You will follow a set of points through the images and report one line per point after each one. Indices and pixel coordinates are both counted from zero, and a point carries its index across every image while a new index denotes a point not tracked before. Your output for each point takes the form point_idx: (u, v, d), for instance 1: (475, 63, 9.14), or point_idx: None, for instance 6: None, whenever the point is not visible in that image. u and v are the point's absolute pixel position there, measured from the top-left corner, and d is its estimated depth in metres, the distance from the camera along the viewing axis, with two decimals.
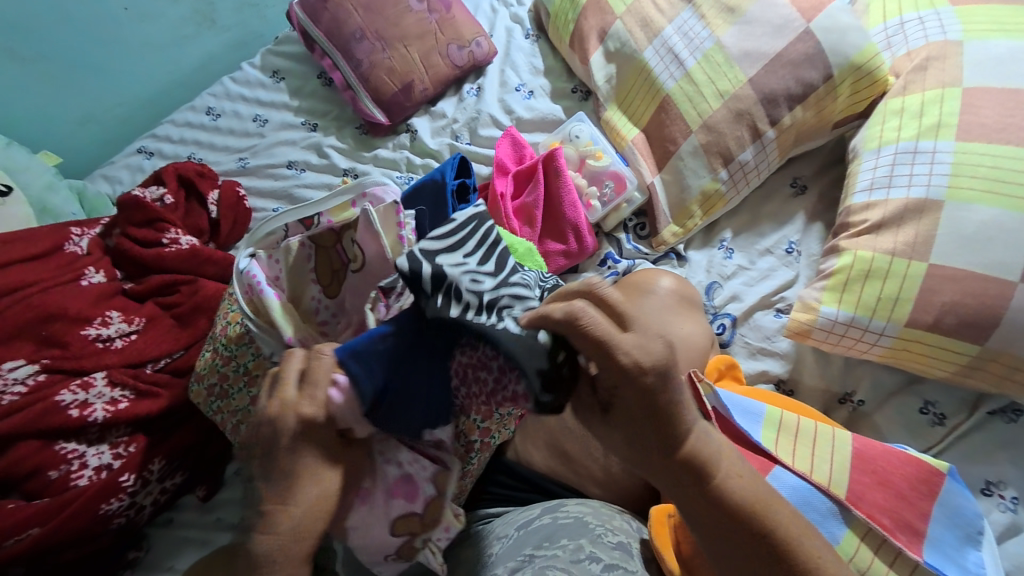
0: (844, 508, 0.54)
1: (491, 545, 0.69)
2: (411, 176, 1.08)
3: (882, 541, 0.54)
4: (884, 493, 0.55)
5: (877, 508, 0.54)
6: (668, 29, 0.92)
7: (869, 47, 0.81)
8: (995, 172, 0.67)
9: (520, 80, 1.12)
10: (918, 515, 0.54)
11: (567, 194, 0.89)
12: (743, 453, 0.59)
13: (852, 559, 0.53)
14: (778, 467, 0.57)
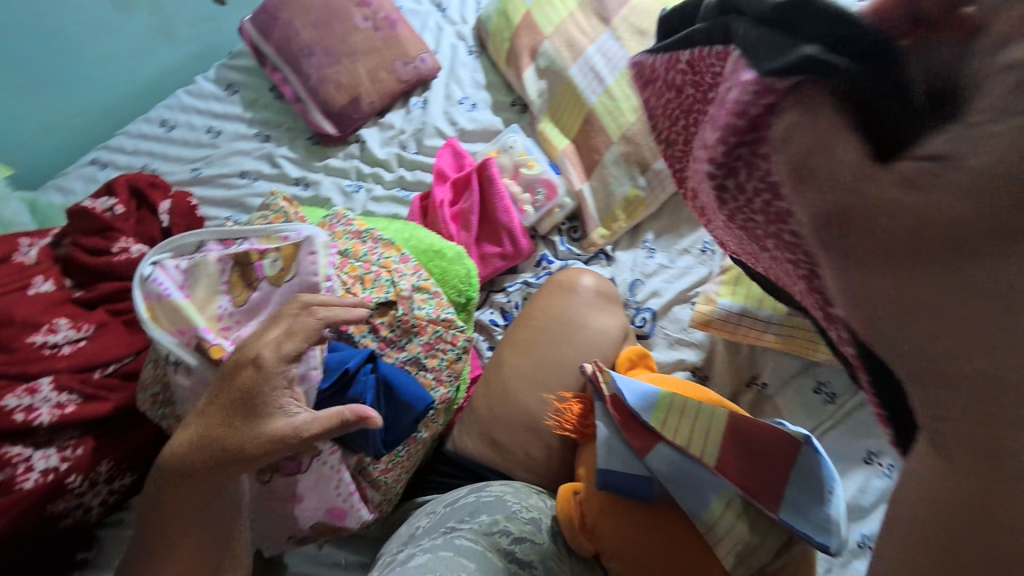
0: (713, 475, 0.61)
1: (421, 519, 0.76)
2: (361, 184, 1.14)
3: (746, 503, 0.60)
4: (749, 461, 0.62)
5: (742, 475, 0.61)
6: (590, 49, 1.01)
7: None
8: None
9: (464, 93, 1.19)
10: (777, 479, 0.60)
11: (500, 200, 0.96)
12: (633, 431, 0.66)
13: (718, 520, 0.60)
14: (661, 443, 0.64)
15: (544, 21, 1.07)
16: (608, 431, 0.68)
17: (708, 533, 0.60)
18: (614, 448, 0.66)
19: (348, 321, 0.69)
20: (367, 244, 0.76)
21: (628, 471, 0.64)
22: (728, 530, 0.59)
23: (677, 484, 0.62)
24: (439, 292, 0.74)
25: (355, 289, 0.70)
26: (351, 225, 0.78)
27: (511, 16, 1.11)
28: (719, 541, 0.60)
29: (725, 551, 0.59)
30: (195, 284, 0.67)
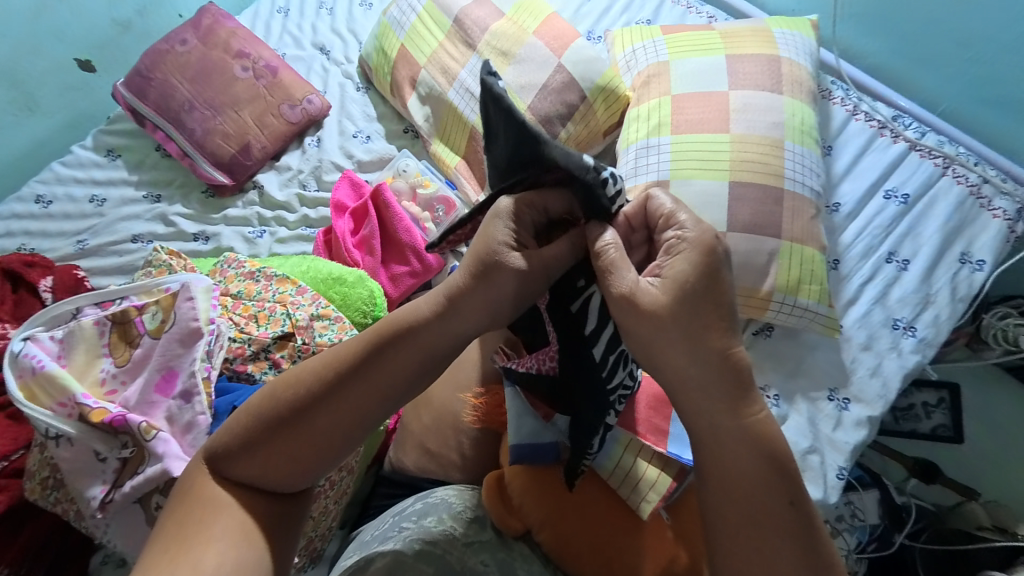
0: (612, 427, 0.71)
1: (368, 535, 0.76)
2: (264, 229, 1.13)
3: (640, 446, 0.71)
4: (639, 408, 0.73)
5: (634, 421, 0.72)
6: (463, 74, 1.10)
7: (609, 72, 1.03)
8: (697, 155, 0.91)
9: (357, 127, 1.23)
10: (662, 417, 0.73)
11: (400, 221, 1.00)
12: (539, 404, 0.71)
13: (617, 464, 0.70)
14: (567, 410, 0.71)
15: (419, 53, 1.16)
16: (521, 412, 0.70)
17: (611, 476, 0.70)
18: (530, 424, 0.70)
19: (246, 361, 0.71)
20: (261, 282, 0.77)
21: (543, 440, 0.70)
22: (629, 470, 0.70)
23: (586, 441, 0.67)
24: (341, 316, 0.76)
25: (250, 328, 0.72)
26: (243, 266, 0.80)
27: (388, 52, 1.19)
28: (621, 481, 0.70)
29: (626, 489, 0.70)
30: (74, 350, 0.65)
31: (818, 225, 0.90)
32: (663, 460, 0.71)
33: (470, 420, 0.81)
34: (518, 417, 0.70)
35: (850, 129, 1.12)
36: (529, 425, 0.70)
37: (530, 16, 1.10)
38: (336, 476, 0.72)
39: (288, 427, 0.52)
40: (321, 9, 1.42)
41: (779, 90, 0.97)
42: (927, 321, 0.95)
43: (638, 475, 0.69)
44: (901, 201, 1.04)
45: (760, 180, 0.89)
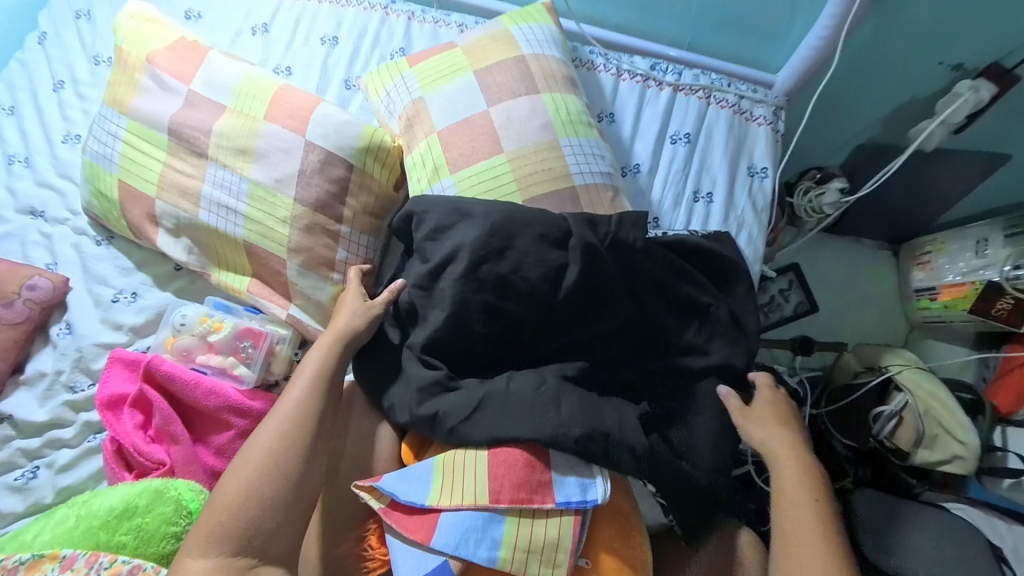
0: (494, 509, 0.65)
1: None
2: (37, 463, 0.89)
3: (532, 511, 0.65)
4: (515, 473, 0.66)
5: (516, 489, 0.65)
6: (206, 187, 0.91)
7: (366, 128, 0.90)
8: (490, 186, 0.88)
9: (114, 289, 0.99)
10: (538, 470, 0.66)
11: (196, 388, 0.82)
12: (415, 525, 0.66)
13: (516, 546, 0.63)
14: (442, 515, 0.65)
15: (143, 182, 0.93)
16: (399, 540, 0.66)
17: (517, 563, 0.63)
18: (410, 553, 0.65)
19: None
20: None
21: (428, 566, 0.63)
22: (529, 545, 0.63)
23: (467, 544, 0.63)
24: (139, 561, 0.62)
25: None
26: None
27: (108, 194, 0.95)
28: (528, 560, 0.63)
29: (537, 566, 0.63)
30: None
31: (621, 203, 0.91)
32: (560, 515, 0.65)
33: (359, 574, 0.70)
34: (398, 548, 0.66)
35: (622, 91, 1.12)
36: (419, 555, 0.65)
37: (255, 97, 0.92)
38: None
39: (260, 508, 0.61)
40: (12, 164, 1.09)
41: (534, 89, 0.94)
42: (746, 241, 1.02)
43: (538, 541, 0.63)
44: (686, 141, 1.07)
45: (549, 188, 0.88)
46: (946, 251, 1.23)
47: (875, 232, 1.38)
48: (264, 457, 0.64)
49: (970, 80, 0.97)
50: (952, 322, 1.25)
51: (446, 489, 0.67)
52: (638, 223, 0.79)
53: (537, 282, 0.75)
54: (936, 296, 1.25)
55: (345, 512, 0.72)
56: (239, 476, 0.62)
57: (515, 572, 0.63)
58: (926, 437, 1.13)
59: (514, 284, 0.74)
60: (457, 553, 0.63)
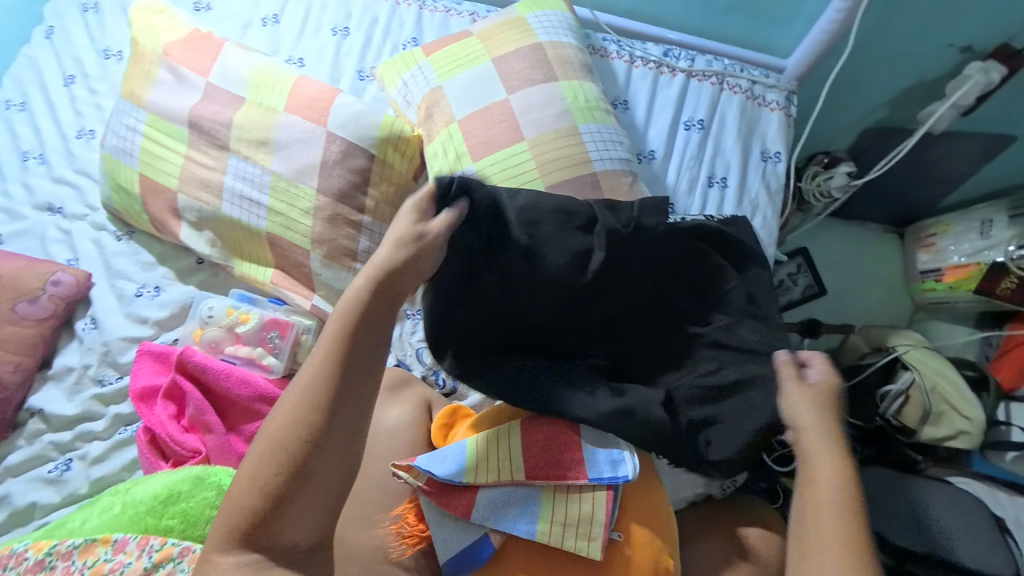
0: (530, 485, 0.69)
1: None
2: (68, 457, 0.90)
3: (566, 487, 0.69)
4: (548, 450, 0.70)
5: (549, 466, 0.69)
6: (229, 180, 0.93)
7: (386, 118, 0.91)
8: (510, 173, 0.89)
9: (136, 283, 1.00)
10: (570, 448, 0.70)
11: (227, 377, 0.83)
12: (453, 502, 0.69)
13: (552, 520, 0.66)
14: (480, 492, 0.69)
15: (165, 177, 0.95)
16: (439, 518, 0.69)
17: (554, 536, 0.65)
18: (451, 529, 0.68)
19: None
20: (58, 568, 0.61)
21: (469, 540, 0.67)
22: (564, 519, 0.66)
23: (507, 518, 0.67)
24: (188, 545, 0.64)
25: None
26: (26, 559, 0.62)
27: (130, 188, 0.97)
28: (565, 533, 0.65)
29: (573, 538, 0.65)
30: None
31: (637, 189, 0.92)
32: (592, 490, 0.68)
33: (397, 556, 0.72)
34: (439, 525, 0.69)
35: (633, 78, 1.13)
36: (458, 532, 0.68)
37: (273, 90, 0.93)
38: None
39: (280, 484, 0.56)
40: (26, 161, 1.09)
41: (550, 78, 0.94)
42: (759, 225, 1.04)
43: (573, 514, 0.66)
44: (699, 127, 1.09)
45: (568, 174, 0.89)
46: (951, 232, 1.25)
47: (881, 215, 1.40)
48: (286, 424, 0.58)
49: (978, 62, 0.99)
50: (956, 303, 1.28)
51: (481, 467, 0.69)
52: (657, 207, 0.80)
53: (562, 266, 0.75)
54: (941, 277, 1.27)
55: (382, 494, 0.75)
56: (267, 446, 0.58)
57: (552, 545, 0.65)
58: (932, 414, 1.16)
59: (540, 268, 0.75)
60: (499, 528, 0.67)
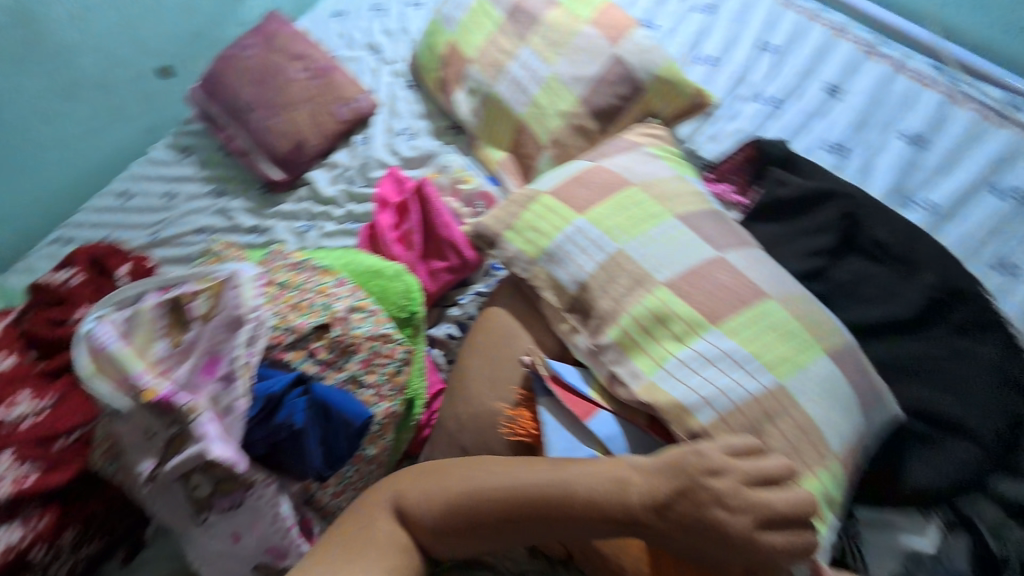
0: (655, 439, 0.64)
1: None
2: (312, 223, 1.18)
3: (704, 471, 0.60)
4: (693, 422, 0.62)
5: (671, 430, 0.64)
6: (512, 64, 1.07)
7: (669, 63, 0.97)
8: (676, 329, 0.63)
9: (403, 125, 1.25)
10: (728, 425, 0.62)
11: (440, 216, 0.98)
12: (573, 402, 0.67)
13: None
14: (603, 411, 0.65)
15: (466, 47, 1.14)
16: (555, 423, 0.66)
17: None
18: (563, 436, 0.65)
19: (285, 348, 0.70)
20: (304, 273, 0.79)
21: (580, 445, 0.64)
22: None
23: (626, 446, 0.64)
24: (377, 309, 0.76)
25: (290, 316, 0.72)
26: (290, 257, 0.82)
27: (437, 48, 1.19)
28: None
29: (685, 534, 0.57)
30: (135, 331, 0.67)
31: (835, 220, 0.90)
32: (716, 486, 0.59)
33: (501, 437, 0.72)
34: (552, 427, 0.66)
35: (950, 118, 0.98)
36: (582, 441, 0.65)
37: (588, 5, 1.04)
38: (379, 430, 0.70)
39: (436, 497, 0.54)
40: (377, 13, 1.45)
41: (845, 112, 1.04)
42: None
43: None
44: (1016, 199, 0.90)
45: (694, 207, 0.80)
46: None
47: None
48: (464, 496, 0.52)
49: None
50: None
51: (638, 354, 0.64)
52: (871, 274, 0.87)
53: (815, 228, 0.90)
54: None
55: (508, 373, 0.76)
56: (475, 472, 0.54)
57: None
58: None
59: (792, 205, 0.92)
60: (607, 446, 0.63)
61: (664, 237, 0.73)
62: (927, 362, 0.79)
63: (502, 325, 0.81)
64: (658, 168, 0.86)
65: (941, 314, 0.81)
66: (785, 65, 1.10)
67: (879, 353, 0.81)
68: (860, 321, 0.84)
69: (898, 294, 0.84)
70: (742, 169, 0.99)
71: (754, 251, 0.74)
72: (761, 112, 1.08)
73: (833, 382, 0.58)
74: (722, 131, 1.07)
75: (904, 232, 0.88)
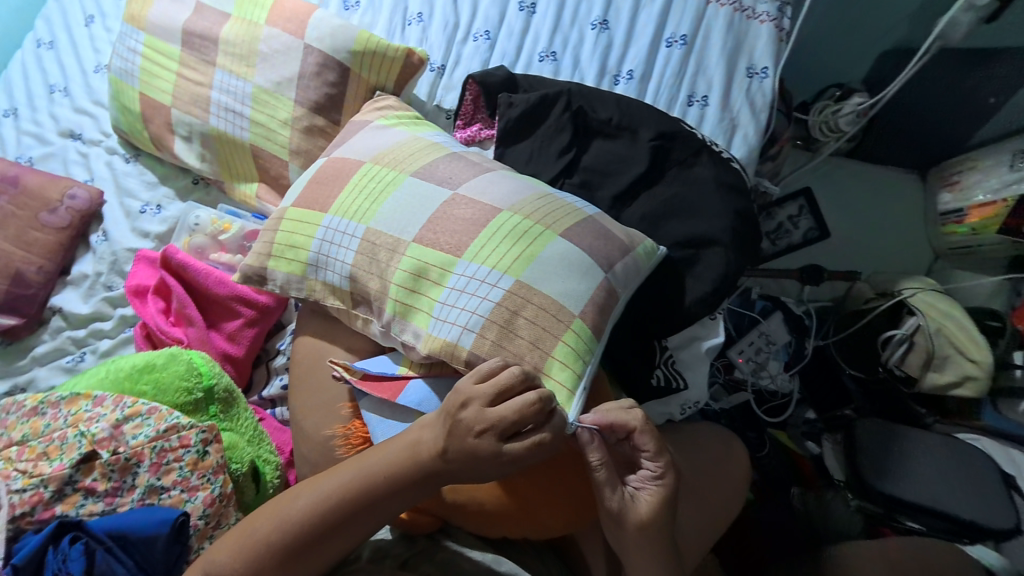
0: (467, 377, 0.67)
1: None
2: (84, 350, 1.01)
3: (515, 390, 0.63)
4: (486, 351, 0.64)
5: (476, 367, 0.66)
6: (214, 94, 0.98)
7: (361, 35, 0.94)
8: (433, 277, 0.67)
9: (141, 201, 1.11)
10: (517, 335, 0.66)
11: (208, 276, 0.90)
12: (383, 390, 0.67)
13: None
14: (412, 381, 0.67)
15: (159, 94, 1.02)
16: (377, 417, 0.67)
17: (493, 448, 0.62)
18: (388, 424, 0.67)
19: (50, 503, 0.62)
20: (48, 414, 0.68)
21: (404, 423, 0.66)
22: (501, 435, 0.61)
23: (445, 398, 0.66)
24: (155, 406, 0.68)
25: (39, 468, 0.63)
26: (24, 405, 0.69)
27: (131, 108, 1.05)
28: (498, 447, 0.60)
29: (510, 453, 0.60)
30: None
31: (567, 114, 0.99)
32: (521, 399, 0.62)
33: (342, 457, 0.71)
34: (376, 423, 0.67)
35: None
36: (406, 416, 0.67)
37: (259, 7, 0.98)
38: (212, 520, 0.66)
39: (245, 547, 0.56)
40: (54, 93, 1.23)
41: (544, 19, 1.11)
42: (739, 143, 1.04)
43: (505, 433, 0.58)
44: (682, 43, 1.08)
45: (430, 154, 0.80)
46: (979, 168, 1.14)
47: (906, 157, 1.28)
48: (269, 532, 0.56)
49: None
50: (981, 247, 1.16)
51: (414, 315, 0.67)
52: (608, 148, 0.98)
53: (552, 129, 0.99)
54: (965, 218, 1.16)
55: (326, 396, 0.73)
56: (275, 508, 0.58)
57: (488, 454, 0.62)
58: (936, 360, 1.03)
59: (527, 118, 1.00)
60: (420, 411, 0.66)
61: (404, 199, 0.74)
62: (670, 198, 0.93)
63: (306, 354, 0.78)
64: (394, 137, 0.84)
65: (668, 155, 0.96)
66: None
67: (637, 208, 0.94)
68: (615, 188, 0.95)
69: (633, 155, 0.96)
70: (476, 105, 1.06)
71: (494, 172, 0.76)
72: (479, 48, 1.12)
73: (566, 266, 0.66)
74: (454, 78, 1.11)
75: (618, 102, 1.00)
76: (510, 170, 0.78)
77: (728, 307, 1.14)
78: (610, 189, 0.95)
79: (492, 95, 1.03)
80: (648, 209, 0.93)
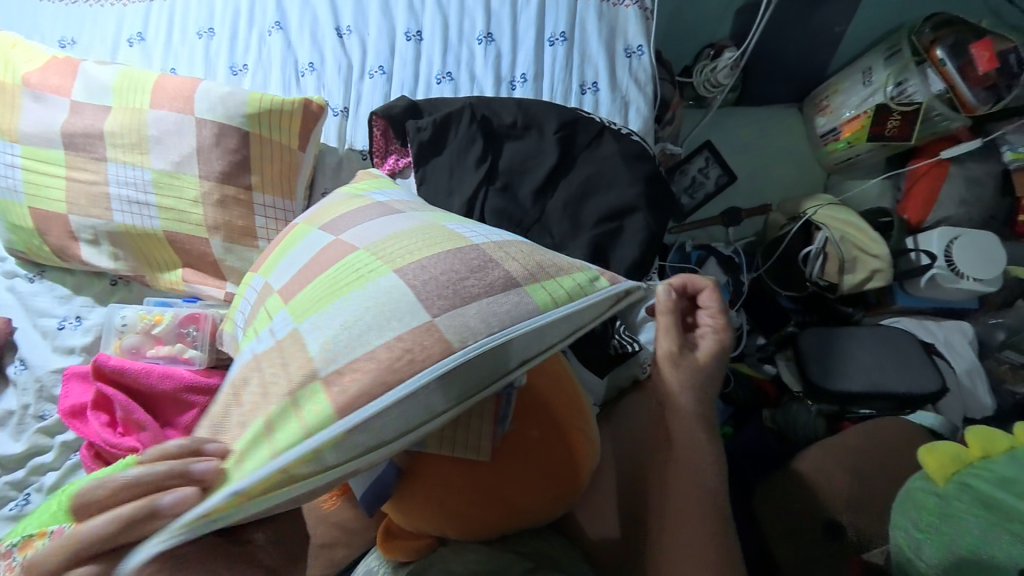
0: None
1: None
2: (30, 489, 0.93)
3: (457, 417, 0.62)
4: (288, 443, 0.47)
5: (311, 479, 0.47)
6: (111, 189, 0.94)
7: (252, 97, 0.92)
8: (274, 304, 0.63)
9: (58, 317, 1.04)
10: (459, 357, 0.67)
11: (149, 375, 0.86)
12: None
13: None
14: None
15: (51, 203, 0.96)
16: None
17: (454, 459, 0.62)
18: None
19: None
20: None
21: None
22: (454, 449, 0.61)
23: None
24: None
25: None
26: None
27: (24, 224, 0.99)
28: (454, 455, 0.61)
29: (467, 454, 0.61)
30: None
31: (474, 126, 1.03)
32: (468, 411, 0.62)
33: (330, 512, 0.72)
34: None
35: (497, 8, 1.17)
36: None
37: (137, 91, 0.93)
38: None
39: None
40: None
41: (433, 43, 1.15)
42: (635, 116, 1.13)
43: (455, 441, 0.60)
44: (563, 40, 1.15)
45: (338, 207, 0.73)
46: (841, 90, 1.30)
47: (782, 94, 1.43)
48: None
49: None
50: (859, 156, 1.32)
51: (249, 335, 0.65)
52: (519, 149, 1.03)
53: (463, 142, 1.02)
54: (839, 135, 1.31)
55: None
56: None
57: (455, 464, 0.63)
58: (848, 263, 1.16)
59: (436, 138, 1.03)
60: None
61: (297, 251, 0.69)
62: (588, 182, 0.99)
63: None
64: (332, 194, 0.78)
65: (577, 142, 1.03)
66: (369, 35, 1.16)
67: (560, 197, 0.99)
68: (536, 184, 1.00)
69: (546, 150, 1.01)
70: (386, 136, 1.07)
71: (395, 214, 0.67)
72: (377, 83, 1.14)
73: (387, 296, 0.52)
74: (358, 118, 1.12)
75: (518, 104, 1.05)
76: (422, 211, 0.69)
77: (665, 265, 1.24)
78: (532, 186, 1.00)
79: (395, 123, 1.05)
80: (569, 196, 0.98)
